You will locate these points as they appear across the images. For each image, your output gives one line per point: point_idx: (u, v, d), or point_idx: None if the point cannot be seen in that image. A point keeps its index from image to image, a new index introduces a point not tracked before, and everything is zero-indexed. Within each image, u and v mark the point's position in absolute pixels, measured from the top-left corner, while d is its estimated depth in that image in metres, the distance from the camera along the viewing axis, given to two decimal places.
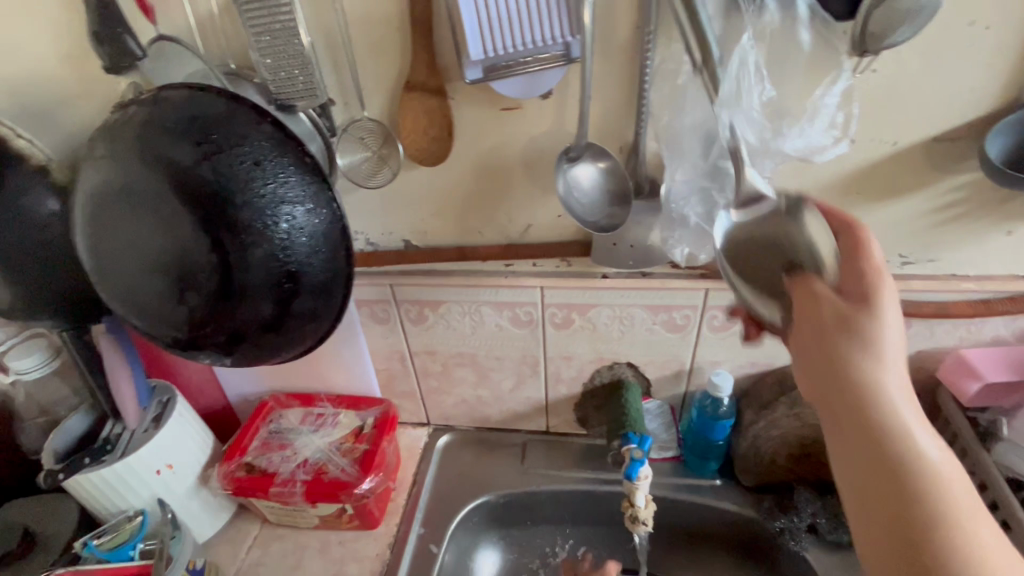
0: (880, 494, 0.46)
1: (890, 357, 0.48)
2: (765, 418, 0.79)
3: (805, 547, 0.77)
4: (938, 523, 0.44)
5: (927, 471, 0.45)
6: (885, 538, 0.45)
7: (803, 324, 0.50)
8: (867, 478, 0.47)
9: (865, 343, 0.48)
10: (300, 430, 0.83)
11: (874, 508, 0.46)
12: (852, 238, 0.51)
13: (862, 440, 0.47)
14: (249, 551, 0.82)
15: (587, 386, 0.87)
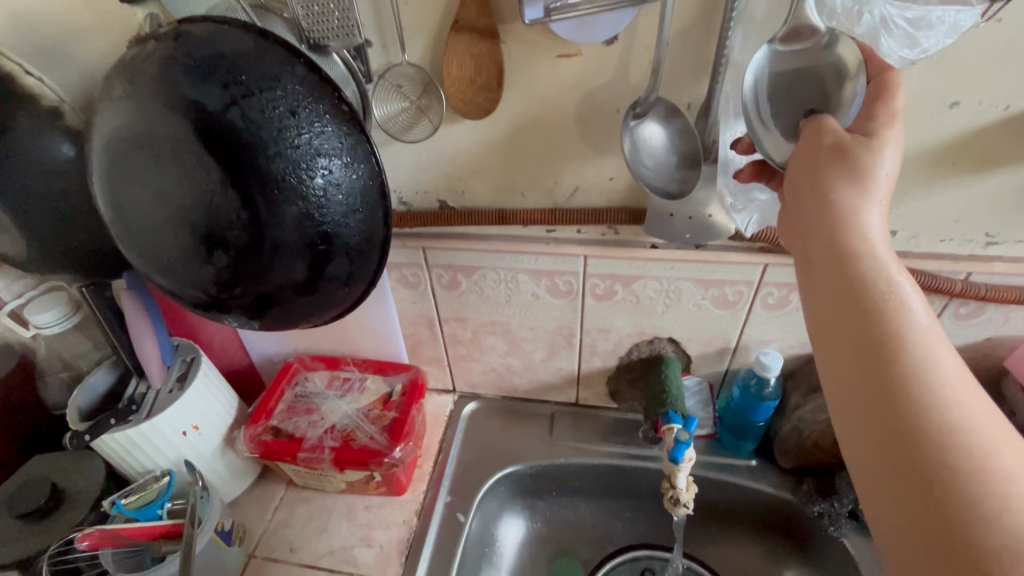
0: (864, 361, 0.45)
1: (878, 191, 0.46)
2: (814, 400, 0.75)
3: (844, 533, 0.75)
4: (921, 383, 0.43)
5: (906, 316, 0.45)
6: (852, 373, 0.45)
7: (799, 171, 0.48)
8: (852, 351, 0.45)
9: (855, 177, 0.45)
10: (326, 395, 0.81)
11: (859, 380, 0.45)
12: (877, 82, 0.47)
13: (841, 278, 0.46)
14: (276, 512, 0.81)
15: (622, 360, 0.83)
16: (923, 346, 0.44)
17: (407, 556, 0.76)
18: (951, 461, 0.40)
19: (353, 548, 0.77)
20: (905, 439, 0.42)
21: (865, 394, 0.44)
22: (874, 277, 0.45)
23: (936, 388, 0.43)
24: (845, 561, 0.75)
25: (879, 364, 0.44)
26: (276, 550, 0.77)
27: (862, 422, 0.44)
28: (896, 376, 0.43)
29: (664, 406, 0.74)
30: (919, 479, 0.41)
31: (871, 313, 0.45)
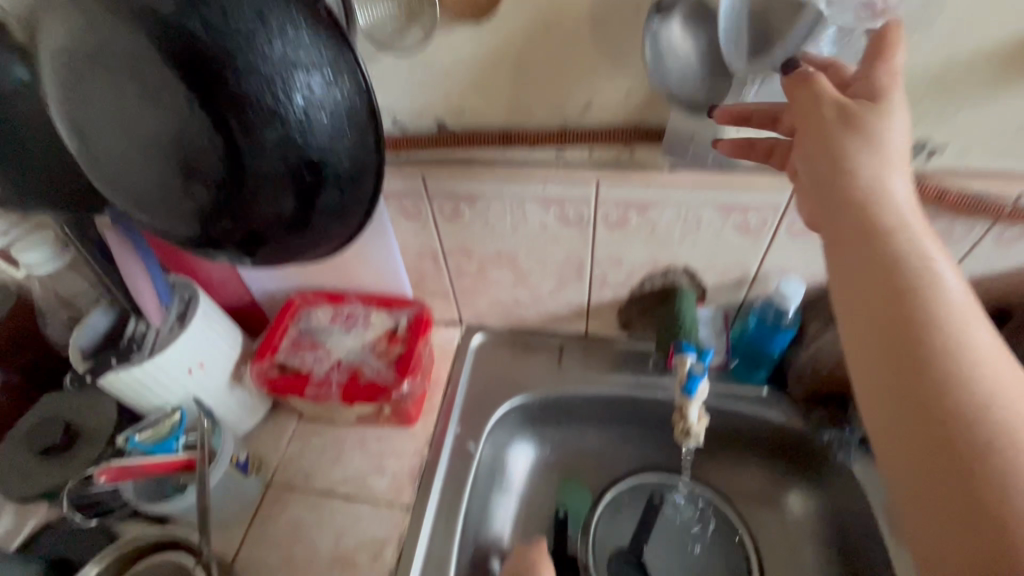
0: (878, 321, 0.42)
1: (896, 156, 0.42)
2: (834, 329, 0.72)
3: (853, 458, 0.75)
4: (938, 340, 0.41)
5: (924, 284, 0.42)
6: (870, 348, 0.43)
7: (807, 136, 0.44)
8: (866, 312, 0.43)
9: (868, 141, 0.42)
10: (330, 330, 0.79)
11: (874, 340, 0.42)
12: (875, 40, 0.44)
13: (857, 248, 0.43)
14: (290, 444, 0.83)
15: (634, 291, 0.80)
16: (941, 302, 0.41)
17: (420, 484, 0.78)
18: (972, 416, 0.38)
19: (367, 477, 0.79)
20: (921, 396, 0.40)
21: (881, 354, 0.42)
22: (890, 233, 0.42)
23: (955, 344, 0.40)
24: (852, 484, 0.75)
25: (894, 322, 0.42)
26: (293, 479, 0.79)
27: (876, 382, 0.42)
28: (911, 333, 0.41)
29: (677, 336, 0.73)
30: (936, 437, 0.39)
31: (889, 268, 0.42)
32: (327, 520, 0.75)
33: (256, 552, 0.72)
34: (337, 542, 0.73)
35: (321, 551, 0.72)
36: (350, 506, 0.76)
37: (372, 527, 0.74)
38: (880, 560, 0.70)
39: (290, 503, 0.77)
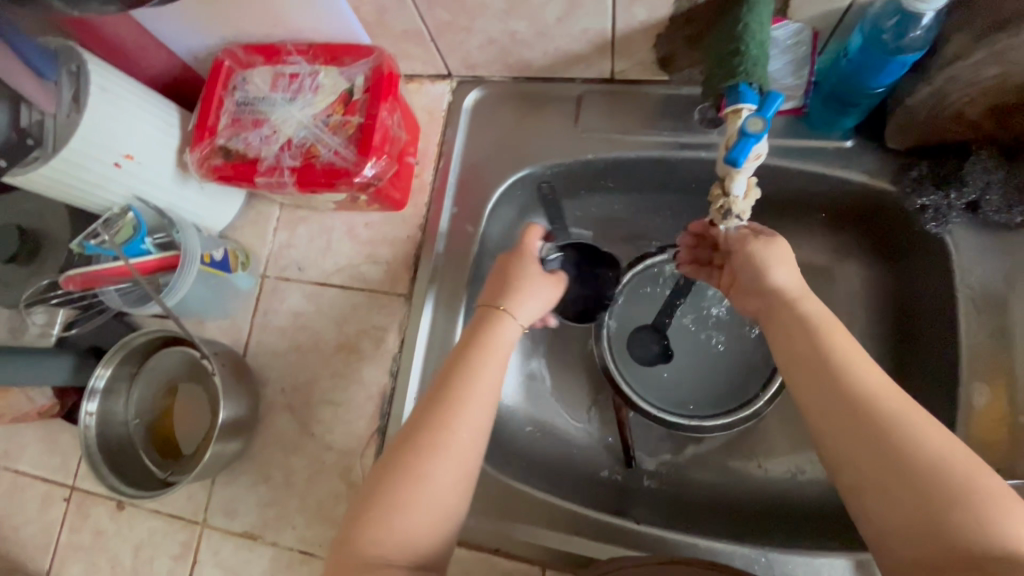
0: (798, 315, 0.47)
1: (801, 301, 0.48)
2: (986, 49, 0.46)
3: (950, 230, 0.58)
4: (853, 359, 0.44)
5: (826, 342, 0.45)
6: (799, 364, 0.45)
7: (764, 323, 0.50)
8: (790, 316, 0.48)
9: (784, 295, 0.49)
10: (273, 100, 0.62)
11: (803, 352, 0.45)
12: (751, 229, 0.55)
13: (793, 352, 0.46)
14: (276, 234, 0.75)
15: (681, 6, 0.54)
16: (856, 348, 0.44)
17: (417, 271, 0.71)
18: (895, 426, 0.39)
19: (361, 265, 0.72)
20: (835, 427, 0.41)
21: (808, 350, 0.45)
22: (792, 301, 0.48)
23: (869, 377, 0.42)
24: (936, 259, 0.60)
25: (812, 363, 0.44)
26: (286, 270, 0.74)
27: (799, 376, 0.45)
28: (832, 367, 0.43)
29: (733, 77, 0.49)
30: (861, 427, 0.40)
31: (791, 325, 0.47)
32: (326, 308, 0.72)
33: (265, 339, 0.73)
34: (339, 330, 0.71)
35: (326, 339, 0.71)
36: (347, 295, 0.72)
37: (371, 316, 0.71)
38: (944, 340, 0.59)
39: (287, 294, 0.73)
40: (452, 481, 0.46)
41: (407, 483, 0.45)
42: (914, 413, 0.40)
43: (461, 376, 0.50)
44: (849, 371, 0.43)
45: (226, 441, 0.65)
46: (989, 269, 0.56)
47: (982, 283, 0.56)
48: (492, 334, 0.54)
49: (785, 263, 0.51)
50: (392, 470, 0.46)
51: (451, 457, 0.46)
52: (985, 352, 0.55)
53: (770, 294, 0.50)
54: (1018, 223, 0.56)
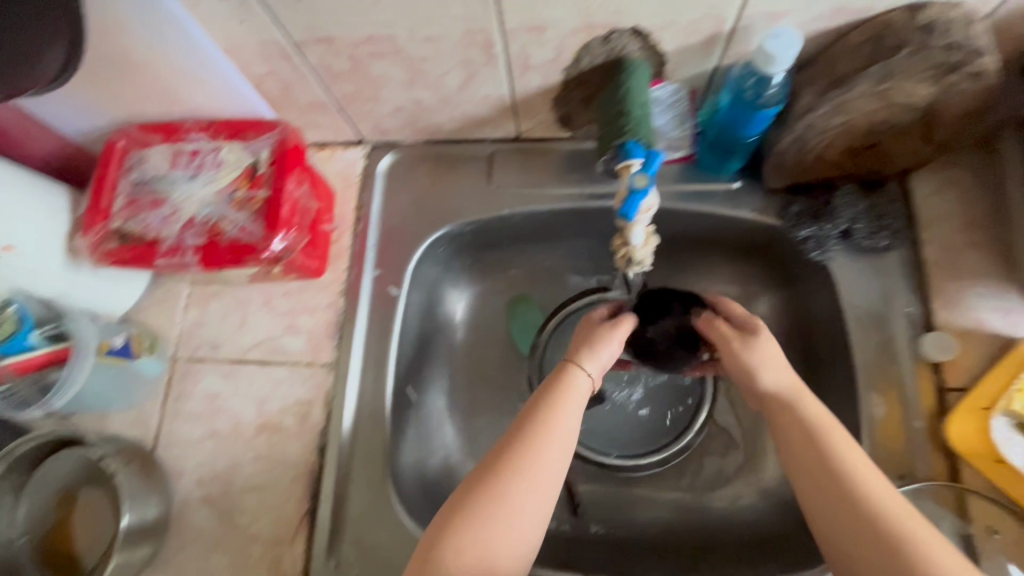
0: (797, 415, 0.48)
1: (796, 400, 0.50)
2: (831, 102, 0.52)
3: (830, 256, 0.64)
4: (853, 459, 0.45)
5: (825, 443, 0.46)
6: (802, 464, 0.46)
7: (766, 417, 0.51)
8: (788, 415, 0.49)
9: (777, 395, 0.50)
10: (174, 178, 0.61)
11: (802, 449, 0.47)
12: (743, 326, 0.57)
13: (796, 451, 0.47)
14: (186, 312, 0.71)
15: (570, 73, 0.58)
16: (858, 450, 0.45)
17: (340, 338, 0.69)
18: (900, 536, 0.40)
19: (281, 337, 0.70)
20: (837, 528, 0.43)
21: (810, 451, 0.46)
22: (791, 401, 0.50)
23: (871, 478, 0.44)
24: (823, 284, 0.66)
25: (811, 463, 0.46)
26: (198, 351, 0.70)
27: (802, 478, 0.46)
28: (835, 469, 0.44)
29: (621, 136, 0.53)
30: (861, 529, 0.41)
31: (787, 426, 0.48)
32: (245, 387, 0.68)
33: (176, 427, 0.67)
34: (260, 409, 0.67)
35: (246, 420, 0.67)
36: (267, 371, 0.68)
37: (294, 390, 0.68)
38: (841, 357, 0.64)
39: (199, 375, 0.69)
40: (522, 535, 0.44)
41: (486, 507, 0.44)
42: (916, 521, 0.41)
43: (541, 411, 0.49)
44: (850, 471, 0.44)
45: (133, 548, 0.58)
46: (867, 290, 0.62)
47: (864, 302, 0.62)
48: (563, 383, 0.52)
49: (776, 364, 0.52)
50: (473, 490, 0.45)
51: (532, 480, 0.46)
52: (875, 365, 0.60)
53: (765, 395, 0.51)
54: (884, 247, 0.62)
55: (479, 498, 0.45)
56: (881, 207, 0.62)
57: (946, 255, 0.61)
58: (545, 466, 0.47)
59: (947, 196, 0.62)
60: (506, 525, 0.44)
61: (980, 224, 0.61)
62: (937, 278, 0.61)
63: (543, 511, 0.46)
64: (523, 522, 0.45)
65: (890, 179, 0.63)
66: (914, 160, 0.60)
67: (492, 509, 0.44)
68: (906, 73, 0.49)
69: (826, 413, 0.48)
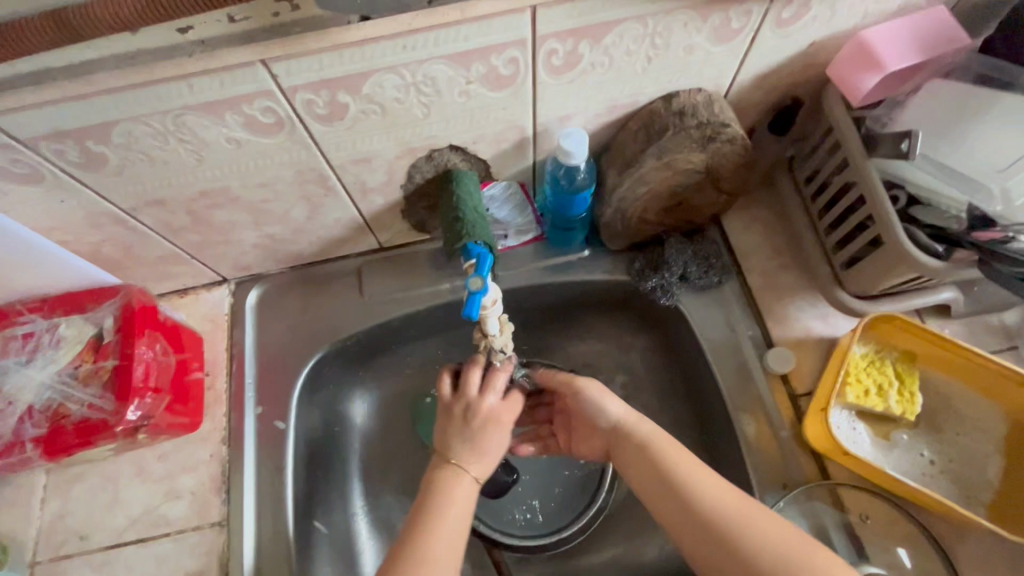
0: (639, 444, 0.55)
1: (637, 425, 0.57)
2: (630, 177, 0.61)
3: (678, 299, 0.71)
4: (692, 474, 0.52)
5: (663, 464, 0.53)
6: (652, 487, 0.53)
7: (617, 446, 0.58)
8: (630, 442, 0.56)
9: (623, 426, 0.58)
10: (5, 368, 0.57)
11: (649, 476, 0.53)
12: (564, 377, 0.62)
13: (647, 475, 0.54)
14: (44, 506, 0.64)
15: (408, 188, 0.63)
16: (690, 460, 0.53)
17: (228, 491, 0.64)
18: (741, 532, 0.47)
19: (161, 506, 0.64)
20: (685, 526, 0.50)
21: (653, 474, 0.53)
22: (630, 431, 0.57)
23: (706, 485, 0.51)
24: (679, 324, 0.72)
25: (662, 489, 0.52)
26: (64, 546, 0.62)
27: (655, 498, 0.52)
28: (673, 482, 0.52)
29: (461, 239, 0.57)
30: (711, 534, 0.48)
31: (635, 452, 0.55)
32: (125, 574, 0.61)
33: None
34: None
35: None
36: (149, 549, 0.62)
37: (183, 563, 0.62)
38: (708, 388, 0.70)
39: (66, 574, 0.61)
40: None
41: None
42: (748, 510, 0.49)
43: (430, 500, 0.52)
44: (690, 483, 0.51)
45: None
46: (714, 323, 0.70)
47: (714, 334, 0.69)
48: (449, 483, 0.53)
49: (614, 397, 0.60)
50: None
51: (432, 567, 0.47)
52: (737, 389, 0.67)
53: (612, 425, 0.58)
54: (717, 282, 0.71)
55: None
56: (705, 249, 0.71)
57: (766, 279, 0.71)
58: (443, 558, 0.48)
59: (755, 228, 0.73)
60: None
61: (783, 247, 0.72)
62: (765, 299, 0.70)
63: None
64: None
65: (706, 225, 0.74)
66: (716, 207, 0.71)
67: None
68: (678, 147, 0.58)
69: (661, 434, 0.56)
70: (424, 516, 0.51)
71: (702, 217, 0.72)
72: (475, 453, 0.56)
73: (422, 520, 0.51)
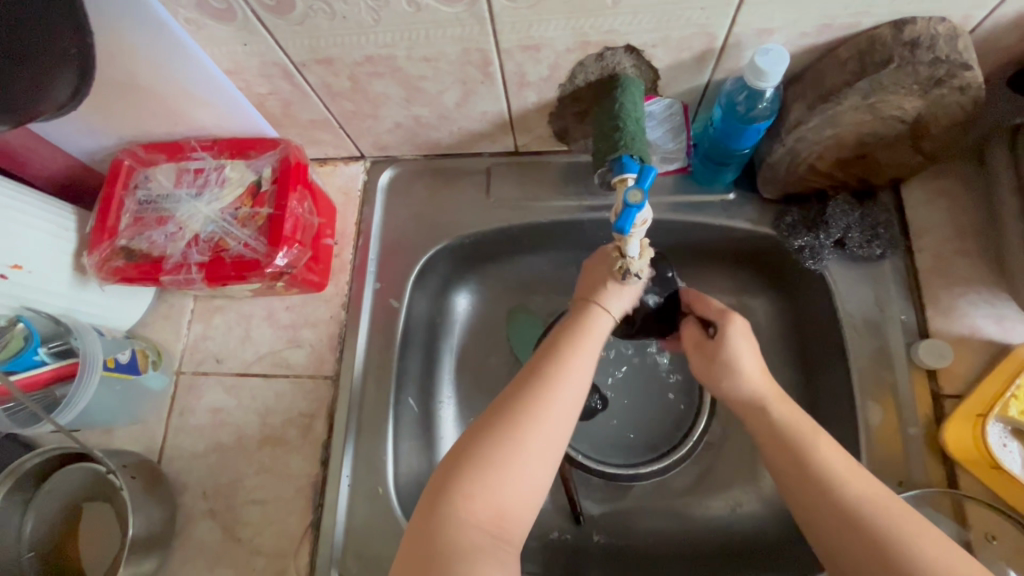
0: (769, 424, 0.50)
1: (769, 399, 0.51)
2: (821, 115, 0.53)
3: (826, 265, 0.64)
4: (836, 461, 0.46)
5: (803, 450, 0.47)
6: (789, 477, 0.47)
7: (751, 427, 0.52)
8: (761, 423, 0.51)
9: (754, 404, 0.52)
10: (178, 196, 0.65)
11: (782, 458, 0.48)
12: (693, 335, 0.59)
13: (785, 461, 0.48)
14: (190, 327, 0.72)
15: (566, 89, 0.60)
16: (837, 451, 0.47)
17: (342, 351, 0.70)
18: (886, 535, 0.41)
19: (283, 351, 0.70)
20: (822, 524, 0.44)
21: (786, 461, 0.48)
22: (764, 407, 0.51)
23: (855, 481, 0.44)
24: (820, 293, 0.66)
25: (796, 477, 0.46)
26: (202, 364, 0.71)
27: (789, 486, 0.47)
28: (811, 470, 0.46)
29: (616, 150, 0.54)
30: (853, 539, 0.42)
31: (770, 437, 0.50)
32: (248, 399, 0.69)
33: (181, 440, 0.68)
34: (263, 422, 0.68)
35: (249, 433, 0.68)
36: (270, 384, 0.69)
37: (297, 403, 0.68)
38: (837, 366, 0.64)
39: (203, 387, 0.70)
40: (540, 473, 0.45)
41: (496, 447, 0.44)
42: (899, 514, 0.42)
43: (555, 351, 0.51)
44: (831, 472, 0.45)
45: (139, 561, 0.59)
46: (862, 299, 0.63)
47: (859, 311, 0.62)
48: (582, 323, 0.53)
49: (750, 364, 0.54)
50: (477, 436, 0.45)
51: (543, 426, 0.46)
52: (870, 372, 0.61)
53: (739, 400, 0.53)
54: (878, 255, 0.63)
55: (506, 423, 0.46)
56: (876, 216, 0.62)
57: (938, 263, 0.62)
58: (564, 396, 0.48)
59: (940, 204, 0.63)
60: (513, 464, 0.44)
61: (969, 233, 0.62)
62: (931, 286, 0.62)
63: (545, 461, 0.46)
64: (545, 458, 0.46)
65: (881, 189, 0.64)
66: (903, 172, 0.61)
67: (493, 466, 0.44)
68: (891, 86, 0.49)
69: (807, 418, 0.50)
70: (552, 353, 0.51)
71: (882, 180, 0.63)
72: (609, 295, 0.56)
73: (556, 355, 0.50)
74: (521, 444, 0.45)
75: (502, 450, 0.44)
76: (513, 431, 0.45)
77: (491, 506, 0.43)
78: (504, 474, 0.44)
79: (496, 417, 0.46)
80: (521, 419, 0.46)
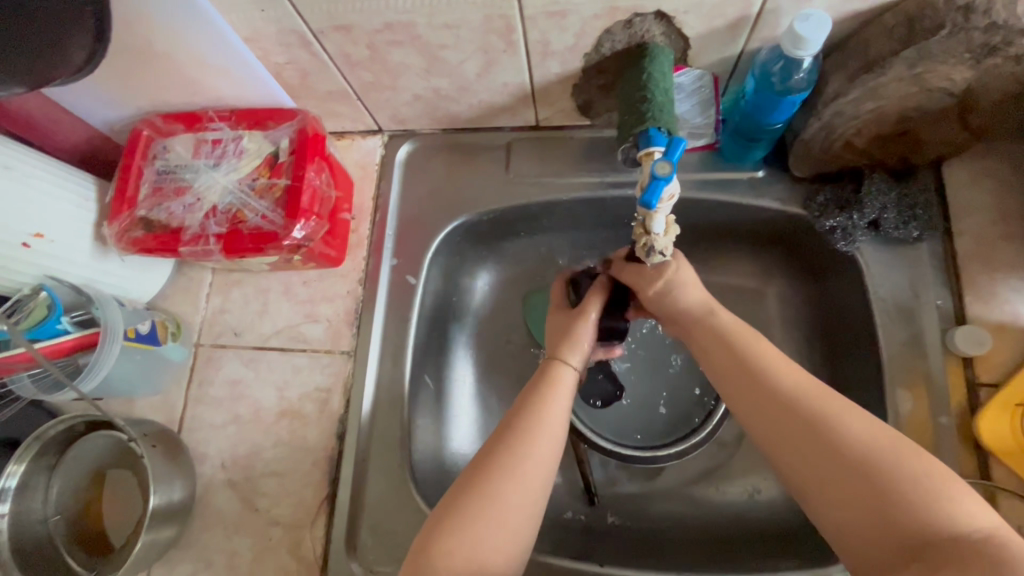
0: (714, 330, 0.50)
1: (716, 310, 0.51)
2: (862, 87, 0.51)
3: (858, 247, 0.61)
4: (773, 360, 0.46)
5: (748, 355, 0.47)
6: (731, 379, 0.47)
7: (698, 339, 0.51)
8: (706, 329, 0.51)
9: (703, 318, 0.52)
10: (196, 166, 0.64)
11: (725, 360, 0.48)
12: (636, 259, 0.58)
13: (728, 365, 0.48)
14: (208, 300, 0.72)
15: (591, 59, 0.58)
16: (775, 350, 0.47)
17: (358, 327, 0.69)
18: (822, 420, 0.41)
19: (301, 325, 0.70)
20: (763, 420, 0.44)
21: (730, 360, 0.48)
22: (712, 313, 0.51)
23: (791, 375, 0.44)
24: (851, 276, 0.63)
25: (736, 377, 0.47)
26: (220, 337, 0.71)
27: (730, 387, 0.47)
28: (752, 368, 0.46)
29: (643, 123, 0.51)
30: (795, 426, 0.42)
31: (714, 344, 0.50)
32: (265, 373, 0.69)
33: (200, 412, 0.69)
34: (280, 395, 0.68)
35: (267, 406, 0.68)
36: (287, 358, 0.69)
37: (314, 378, 0.68)
38: (866, 351, 0.62)
39: (221, 360, 0.70)
40: (525, 525, 0.44)
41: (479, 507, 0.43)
42: (833, 399, 0.42)
43: (532, 402, 0.50)
44: (769, 371, 0.45)
45: (159, 528, 0.60)
46: (896, 283, 0.60)
47: (892, 296, 0.60)
48: (551, 378, 0.52)
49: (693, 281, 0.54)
50: (463, 490, 0.45)
51: (523, 482, 0.44)
52: (902, 358, 0.58)
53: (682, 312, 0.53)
54: (915, 238, 0.60)
55: (480, 478, 0.45)
56: (914, 196, 0.59)
57: (979, 246, 0.59)
58: (547, 447, 0.47)
59: (984, 185, 0.60)
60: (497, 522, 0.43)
61: (1013, 215, 0.59)
62: (970, 270, 0.59)
63: (529, 512, 0.44)
64: (528, 509, 0.44)
65: (922, 168, 0.61)
66: (946, 150, 0.58)
67: (474, 521, 0.42)
68: (941, 55, 0.47)
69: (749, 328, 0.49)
70: (524, 406, 0.49)
71: (923, 159, 0.60)
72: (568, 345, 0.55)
73: (527, 411, 0.49)
74: (502, 500, 0.44)
75: (482, 507, 0.43)
76: (489, 492, 0.44)
77: (474, 555, 0.41)
78: (487, 528, 0.42)
79: (478, 471, 0.45)
80: (492, 475, 0.45)
